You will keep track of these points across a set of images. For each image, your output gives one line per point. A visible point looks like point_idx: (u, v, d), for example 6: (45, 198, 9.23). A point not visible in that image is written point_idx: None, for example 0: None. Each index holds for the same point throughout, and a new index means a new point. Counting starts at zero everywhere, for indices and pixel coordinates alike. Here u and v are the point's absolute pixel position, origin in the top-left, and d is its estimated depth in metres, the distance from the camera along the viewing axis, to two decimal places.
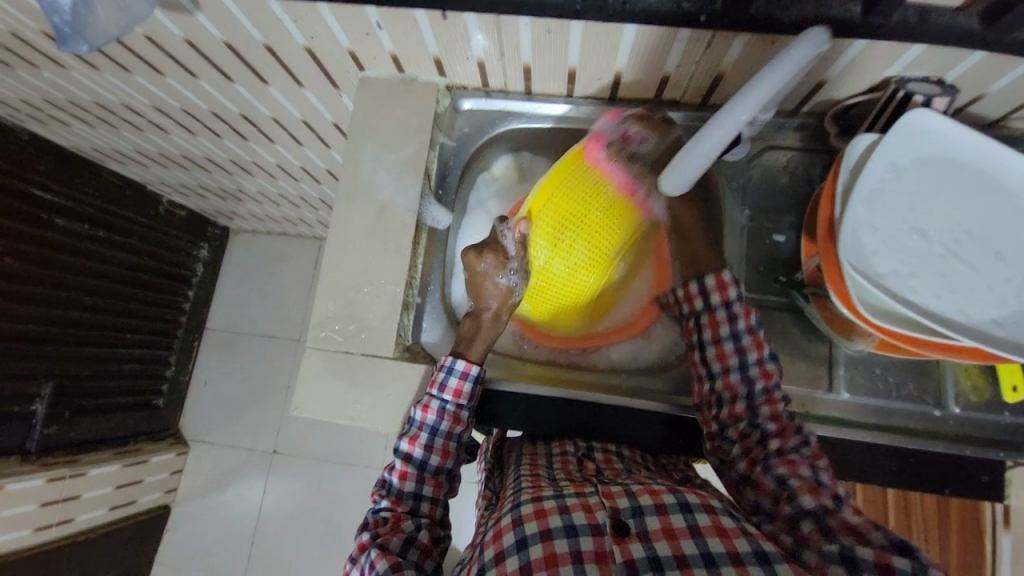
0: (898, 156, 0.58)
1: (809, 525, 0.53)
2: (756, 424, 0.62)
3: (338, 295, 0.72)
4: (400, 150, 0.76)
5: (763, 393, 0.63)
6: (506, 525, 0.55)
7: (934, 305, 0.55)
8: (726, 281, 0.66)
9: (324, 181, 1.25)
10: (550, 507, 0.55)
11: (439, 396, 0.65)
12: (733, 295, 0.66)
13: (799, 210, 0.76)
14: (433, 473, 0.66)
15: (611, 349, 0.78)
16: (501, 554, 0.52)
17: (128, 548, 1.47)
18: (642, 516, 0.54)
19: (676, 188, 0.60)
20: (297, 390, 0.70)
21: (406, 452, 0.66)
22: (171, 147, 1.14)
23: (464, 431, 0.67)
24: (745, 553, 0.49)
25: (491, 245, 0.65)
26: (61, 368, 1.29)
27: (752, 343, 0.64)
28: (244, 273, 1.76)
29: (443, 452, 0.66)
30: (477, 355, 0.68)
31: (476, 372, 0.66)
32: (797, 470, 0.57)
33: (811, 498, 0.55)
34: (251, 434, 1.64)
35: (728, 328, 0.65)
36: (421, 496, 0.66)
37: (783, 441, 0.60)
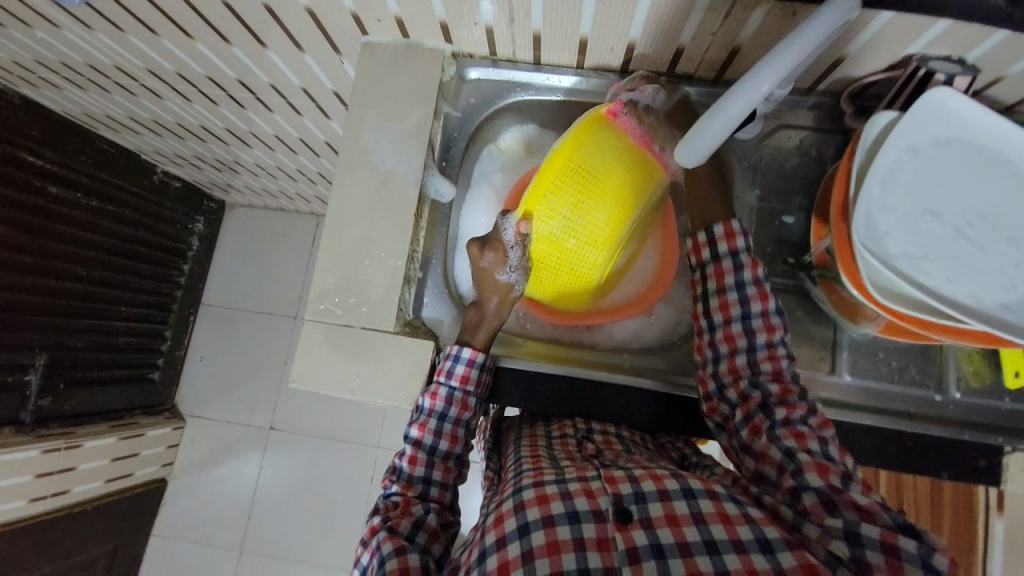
0: (916, 136, 0.57)
1: (812, 498, 0.52)
2: (758, 384, 0.61)
3: (338, 267, 0.70)
4: (403, 120, 0.74)
5: (765, 347, 0.62)
6: (508, 511, 0.55)
7: (945, 289, 0.54)
8: (734, 230, 0.65)
9: (323, 154, 1.22)
10: (552, 493, 0.55)
11: (446, 382, 0.65)
12: (741, 245, 0.65)
13: (809, 191, 0.75)
14: (442, 460, 0.66)
15: (614, 328, 0.77)
16: (502, 539, 0.52)
17: (125, 519, 1.48)
18: (644, 502, 0.53)
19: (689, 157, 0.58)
20: (296, 363, 0.69)
21: (416, 438, 0.66)
22: (166, 114, 1.11)
23: (472, 417, 0.68)
24: (748, 540, 0.49)
25: (493, 241, 0.65)
26: (55, 339, 1.27)
27: (757, 295, 0.63)
28: (240, 247, 1.73)
29: (452, 437, 0.66)
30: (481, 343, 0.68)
31: (482, 360, 0.67)
32: (803, 441, 0.56)
33: (818, 476, 0.53)
34: (247, 410, 1.64)
35: (733, 278, 0.64)
36: (431, 481, 0.65)
37: (789, 411, 0.58)
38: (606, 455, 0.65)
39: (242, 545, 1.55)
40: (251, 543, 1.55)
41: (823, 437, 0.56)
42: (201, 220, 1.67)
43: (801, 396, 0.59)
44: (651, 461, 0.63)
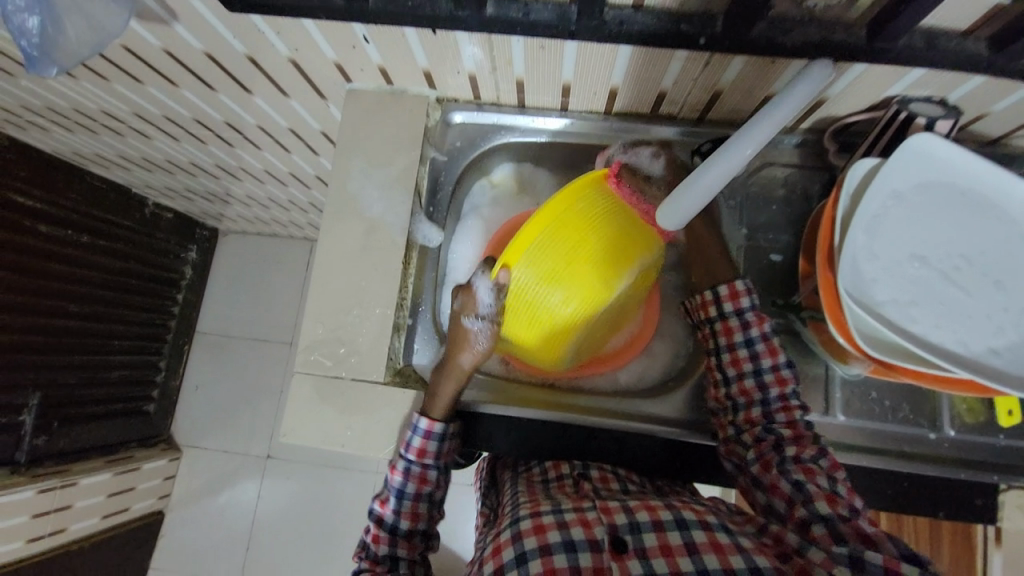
0: (899, 182, 0.58)
1: (821, 528, 0.53)
2: (771, 428, 0.61)
3: (327, 318, 0.70)
4: (389, 166, 0.74)
5: (778, 399, 0.62)
6: (505, 541, 0.54)
7: (933, 335, 0.54)
8: (738, 290, 0.66)
9: (313, 186, 1.22)
10: (549, 523, 0.54)
11: (404, 455, 0.65)
12: (745, 304, 0.66)
13: (796, 227, 0.75)
14: (406, 536, 0.66)
15: (618, 372, 0.76)
16: (500, 568, 0.51)
17: (122, 555, 1.46)
18: (639, 533, 0.53)
19: (676, 210, 0.56)
20: (286, 416, 0.68)
21: (378, 514, 0.66)
22: (155, 152, 1.11)
23: (435, 490, 0.67)
24: (740, 569, 0.49)
25: (466, 287, 0.65)
26: (48, 378, 1.27)
27: (766, 350, 0.64)
28: (234, 274, 1.73)
29: (413, 514, 0.66)
30: (439, 413, 0.66)
31: (438, 430, 0.64)
32: (812, 476, 0.57)
33: (826, 504, 0.54)
34: (244, 438, 1.62)
35: (741, 335, 0.65)
36: (397, 558, 0.65)
37: (799, 448, 0.59)
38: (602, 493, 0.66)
39: None
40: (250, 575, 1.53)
41: (832, 472, 0.57)
42: (194, 249, 1.66)
43: (812, 439, 0.60)
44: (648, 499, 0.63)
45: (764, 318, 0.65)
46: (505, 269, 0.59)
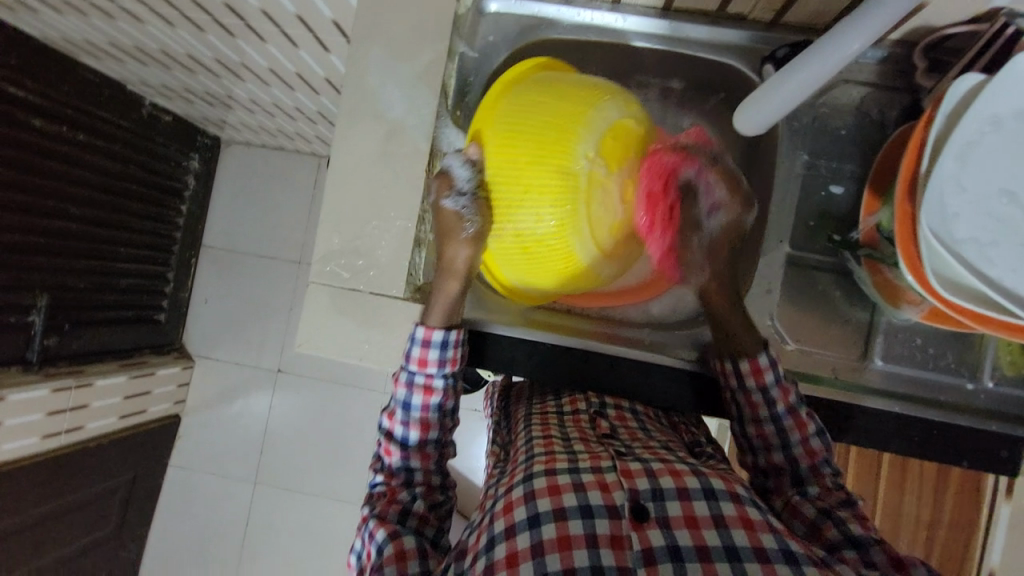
0: (1002, 105, 0.50)
1: (851, 551, 0.52)
2: (799, 483, 0.59)
3: (343, 227, 0.65)
4: (414, 60, 0.65)
5: (809, 470, 0.59)
6: (517, 499, 0.52)
7: (1007, 279, 0.50)
8: (761, 366, 0.61)
9: (323, 91, 1.12)
10: (564, 484, 0.52)
11: (406, 368, 0.63)
12: (769, 379, 0.60)
13: (863, 158, 0.68)
14: (418, 446, 0.65)
15: (650, 302, 0.74)
16: (512, 528, 0.50)
17: (143, 453, 1.54)
18: (662, 500, 0.50)
19: (777, 103, 0.55)
20: (302, 327, 0.66)
21: (388, 428, 0.66)
22: (149, 40, 1.00)
23: (443, 399, 0.65)
24: (771, 550, 0.46)
25: (442, 173, 0.61)
26: (56, 281, 1.25)
27: (793, 424, 0.60)
28: (240, 187, 1.66)
29: (422, 425, 0.65)
30: (437, 322, 0.63)
31: (438, 338, 0.62)
32: (835, 501, 0.57)
33: (860, 526, 0.54)
34: (255, 352, 1.65)
35: (766, 411, 0.61)
36: (411, 468, 0.65)
37: (825, 492, 0.58)
38: (621, 437, 0.62)
39: (256, 479, 1.62)
40: (264, 478, 1.61)
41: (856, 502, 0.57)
42: (197, 158, 1.58)
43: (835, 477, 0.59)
44: (666, 447, 0.61)
45: (790, 391, 0.61)
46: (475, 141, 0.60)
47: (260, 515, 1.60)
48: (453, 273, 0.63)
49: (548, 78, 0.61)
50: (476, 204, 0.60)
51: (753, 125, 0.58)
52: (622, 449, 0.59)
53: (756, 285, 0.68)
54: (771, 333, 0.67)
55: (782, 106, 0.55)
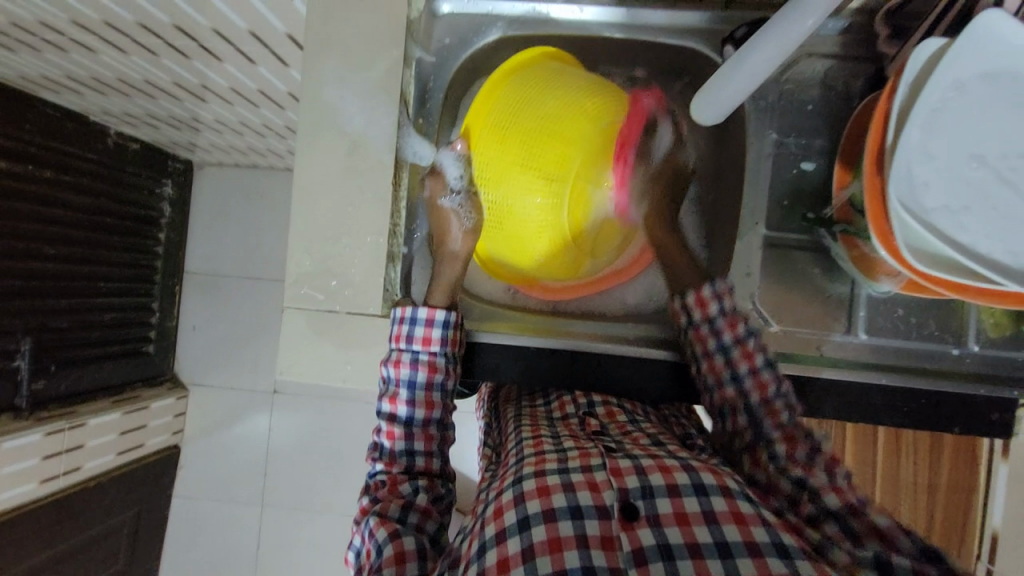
0: (963, 69, 0.50)
1: (833, 526, 0.52)
2: (760, 433, 0.59)
3: (313, 247, 0.64)
4: (370, 70, 0.64)
5: (761, 404, 0.60)
6: (507, 503, 0.52)
7: (981, 244, 0.49)
8: (706, 298, 0.64)
9: (288, 106, 1.09)
10: (553, 484, 0.52)
11: (409, 348, 0.64)
12: (714, 310, 0.63)
13: (833, 131, 0.67)
14: (422, 428, 0.67)
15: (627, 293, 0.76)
16: (502, 533, 0.50)
17: (145, 486, 1.52)
18: (652, 498, 0.50)
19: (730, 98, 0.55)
20: (281, 353, 0.65)
21: (390, 411, 0.67)
22: (104, 70, 0.97)
23: (446, 378, 0.67)
24: (764, 544, 0.46)
25: (433, 170, 0.69)
26: (37, 322, 1.23)
27: (741, 355, 0.62)
28: (217, 209, 1.63)
29: (426, 404, 0.66)
30: (440, 302, 0.67)
31: (441, 317, 0.65)
32: (812, 471, 0.55)
33: (835, 497, 0.53)
34: (249, 374, 1.63)
35: (714, 341, 0.62)
36: (414, 452, 0.67)
37: (791, 447, 0.57)
38: (612, 433, 0.63)
39: (263, 501, 1.61)
40: (271, 500, 1.60)
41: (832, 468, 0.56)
42: (170, 184, 1.55)
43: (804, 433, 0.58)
44: (657, 441, 0.60)
45: (736, 323, 0.62)
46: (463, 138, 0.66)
47: (270, 537, 1.60)
48: (455, 258, 0.67)
49: (547, 70, 0.65)
50: (469, 202, 0.67)
51: (707, 114, 0.57)
52: (613, 446, 0.59)
53: (735, 271, 0.67)
54: (754, 317, 0.67)
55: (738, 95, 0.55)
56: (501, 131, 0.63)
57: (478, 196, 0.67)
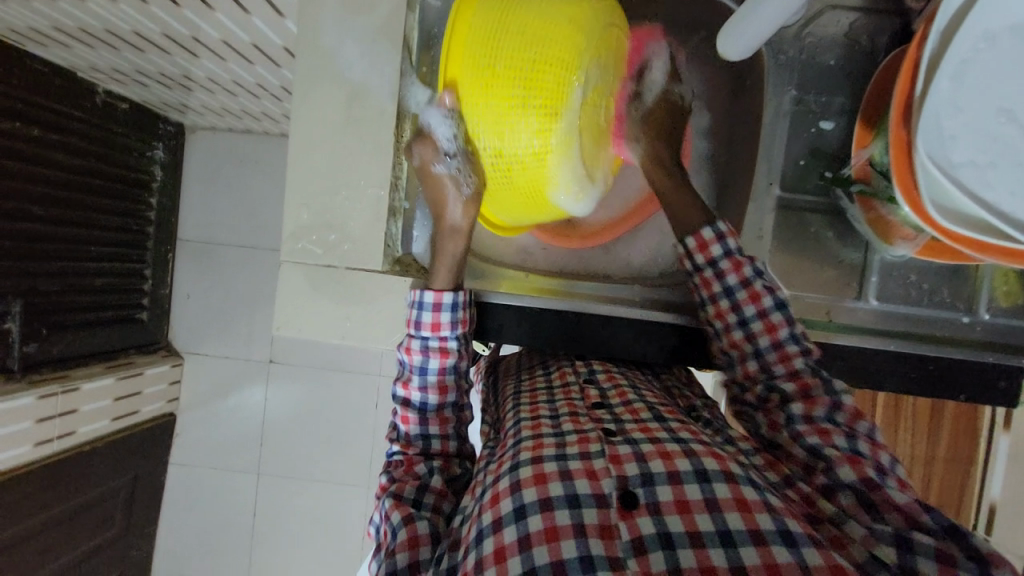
0: (1000, 18, 0.48)
1: (848, 497, 0.51)
2: (772, 384, 0.58)
3: (311, 200, 0.62)
4: (372, 12, 0.60)
5: (771, 350, 0.58)
6: (503, 491, 0.51)
7: (1005, 203, 0.48)
8: (706, 239, 0.60)
9: (282, 63, 1.04)
10: (551, 472, 0.51)
11: (418, 333, 0.61)
12: (716, 253, 0.60)
13: (853, 90, 0.65)
14: (436, 412, 0.63)
15: (631, 253, 0.75)
16: (499, 522, 0.49)
17: (141, 452, 1.52)
18: (652, 485, 0.49)
19: (757, 35, 0.56)
20: (279, 308, 0.63)
21: (404, 396, 0.64)
22: (91, 19, 0.92)
23: (459, 361, 0.63)
24: (769, 532, 0.45)
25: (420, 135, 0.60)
26: (27, 285, 1.20)
27: (747, 296, 0.59)
28: (210, 175, 1.59)
29: (440, 388, 0.63)
30: (445, 283, 0.63)
31: (449, 299, 0.61)
32: (829, 438, 0.53)
33: (851, 470, 0.51)
34: (245, 344, 1.61)
35: (719, 286, 0.60)
36: (429, 436, 0.63)
37: (808, 407, 0.55)
38: (612, 405, 0.61)
39: (260, 470, 1.61)
40: (267, 468, 1.61)
41: (851, 431, 0.54)
42: (161, 147, 1.50)
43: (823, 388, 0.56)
44: (657, 417, 0.58)
45: (740, 263, 0.59)
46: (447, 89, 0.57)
47: (267, 504, 1.60)
48: (456, 232, 0.63)
49: None
50: (468, 164, 0.59)
51: (735, 51, 0.59)
52: (612, 426, 0.57)
53: (748, 232, 0.66)
54: None
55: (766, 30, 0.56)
56: (489, 78, 0.55)
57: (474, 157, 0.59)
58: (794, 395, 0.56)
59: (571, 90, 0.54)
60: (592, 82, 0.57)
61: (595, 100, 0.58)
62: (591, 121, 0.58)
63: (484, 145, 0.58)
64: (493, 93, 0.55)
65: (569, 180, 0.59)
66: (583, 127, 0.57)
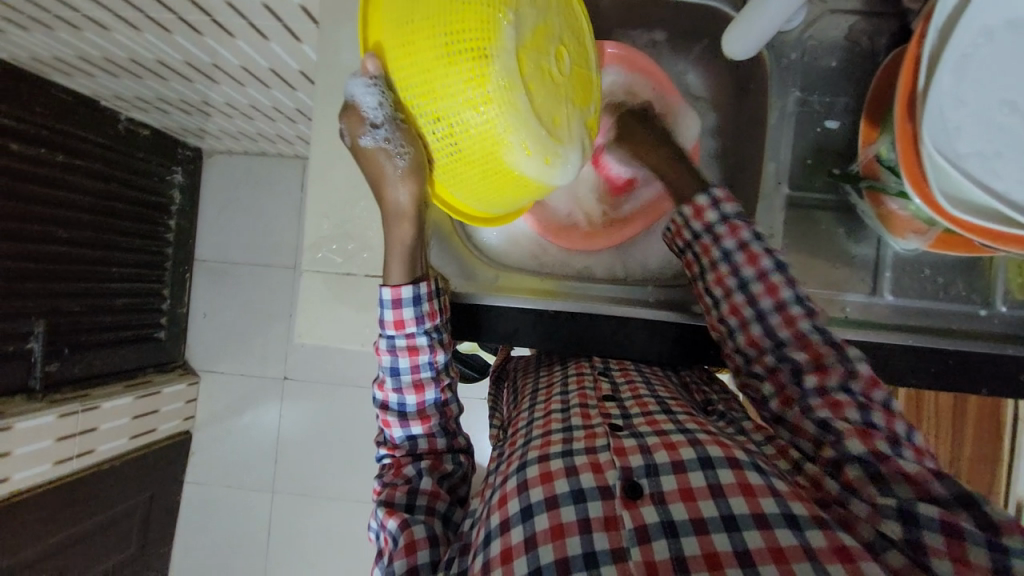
0: (995, 14, 0.49)
1: (856, 471, 0.49)
2: (783, 356, 0.55)
3: (332, 211, 0.65)
4: None
5: (774, 310, 0.55)
6: (511, 491, 0.52)
7: (1014, 191, 0.49)
8: (703, 206, 0.61)
9: (299, 87, 1.08)
10: (557, 470, 0.51)
11: (385, 334, 0.60)
12: (711, 218, 0.60)
13: (856, 90, 0.67)
14: (417, 411, 0.62)
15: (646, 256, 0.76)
16: (507, 522, 0.50)
17: (157, 471, 1.53)
18: (657, 476, 0.50)
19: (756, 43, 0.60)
20: (300, 317, 0.66)
21: (383, 400, 0.63)
22: (116, 49, 0.97)
23: (434, 355, 0.62)
24: (772, 514, 0.45)
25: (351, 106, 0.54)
26: (50, 306, 1.23)
27: (745, 259, 0.58)
28: (227, 197, 1.64)
29: (416, 387, 0.62)
30: (401, 278, 0.59)
31: (408, 292, 0.59)
32: (840, 410, 0.50)
33: (859, 442, 0.49)
34: (260, 361, 1.63)
35: (716, 251, 0.59)
36: (414, 437, 0.63)
37: (821, 378, 0.52)
38: (623, 396, 0.62)
39: (274, 488, 1.61)
40: (281, 486, 1.61)
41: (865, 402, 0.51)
42: (180, 171, 1.55)
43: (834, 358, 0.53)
44: (665, 408, 0.59)
45: (739, 227, 0.58)
46: (372, 55, 0.51)
47: (281, 523, 1.60)
48: (401, 217, 0.57)
49: None
50: (398, 132, 0.52)
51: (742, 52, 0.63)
52: (619, 421, 0.57)
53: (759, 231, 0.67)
54: None
55: (765, 36, 0.59)
56: (410, 32, 0.48)
57: (408, 124, 0.51)
58: (806, 365, 0.53)
59: (499, 30, 0.46)
60: (529, 23, 0.49)
61: (540, 43, 0.50)
62: (538, 70, 0.49)
63: (418, 111, 0.50)
64: (414, 48, 0.48)
65: (524, 136, 0.49)
66: (529, 73, 0.49)
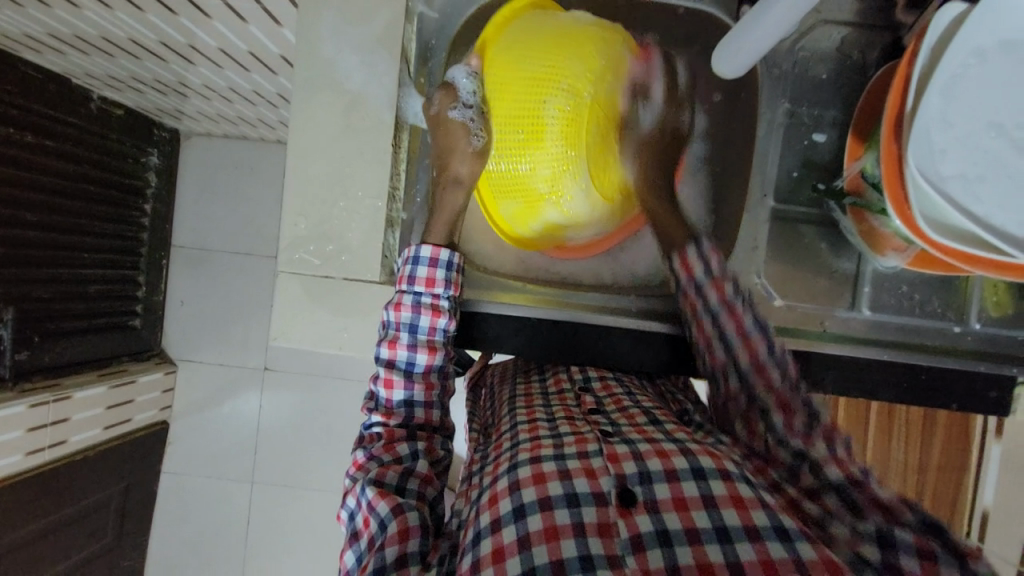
0: (988, 36, 0.49)
1: (832, 498, 0.51)
2: (754, 397, 0.58)
3: (309, 210, 0.63)
4: (370, 24, 0.62)
5: (752, 368, 0.58)
6: (502, 491, 0.51)
7: (995, 216, 0.49)
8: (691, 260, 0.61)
9: (280, 71, 1.04)
10: (549, 471, 0.51)
11: (411, 289, 0.62)
12: (698, 271, 0.61)
13: (845, 102, 0.67)
14: (423, 373, 0.63)
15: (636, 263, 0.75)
16: (498, 522, 0.49)
17: (133, 461, 1.49)
18: (649, 484, 0.49)
19: (737, 66, 0.60)
20: (276, 318, 0.64)
21: (389, 358, 0.62)
22: (85, 25, 0.92)
23: (449, 324, 0.63)
24: (763, 527, 0.45)
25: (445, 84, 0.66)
26: (19, 292, 1.18)
27: (729, 317, 0.59)
28: (206, 181, 1.58)
29: (430, 348, 0.62)
30: (440, 241, 0.64)
31: (445, 256, 0.62)
32: (811, 442, 0.54)
33: (836, 470, 0.52)
34: (240, 351, 1.60)
35: (702, 305, 0.61)
36: (412, 403, 0.63)
37: (788, 416, 0.55)
38: (608, 410, 0.61)
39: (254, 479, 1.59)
40: (261, 477, 1.59)
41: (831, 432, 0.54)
42: (156, 153, 1.50)
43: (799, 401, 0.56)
44: (653, 420, 0.59)
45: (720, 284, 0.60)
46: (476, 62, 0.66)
47: (261, 513, 1.59)
48: (458, 185, 0.64)
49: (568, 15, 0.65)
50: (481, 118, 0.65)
51: (730, 73, 0.62)
52: (608, 428, 0.58)
53: (742, 244, 0.68)
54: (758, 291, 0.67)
55: (749, 59, 0.58)
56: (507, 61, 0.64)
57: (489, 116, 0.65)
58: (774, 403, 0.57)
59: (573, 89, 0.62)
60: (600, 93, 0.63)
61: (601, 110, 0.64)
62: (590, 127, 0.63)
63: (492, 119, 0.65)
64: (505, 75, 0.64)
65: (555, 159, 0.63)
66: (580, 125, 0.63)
